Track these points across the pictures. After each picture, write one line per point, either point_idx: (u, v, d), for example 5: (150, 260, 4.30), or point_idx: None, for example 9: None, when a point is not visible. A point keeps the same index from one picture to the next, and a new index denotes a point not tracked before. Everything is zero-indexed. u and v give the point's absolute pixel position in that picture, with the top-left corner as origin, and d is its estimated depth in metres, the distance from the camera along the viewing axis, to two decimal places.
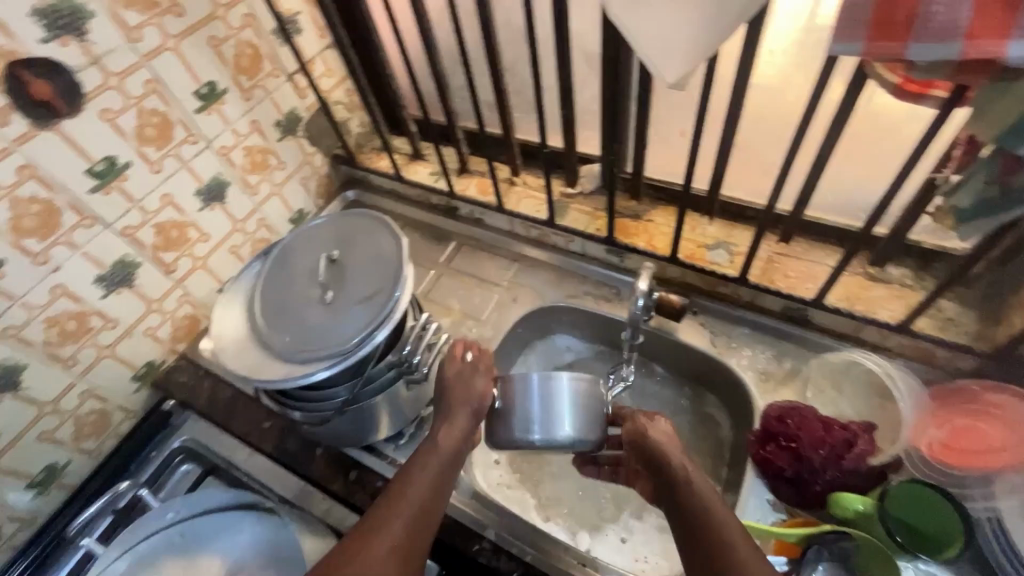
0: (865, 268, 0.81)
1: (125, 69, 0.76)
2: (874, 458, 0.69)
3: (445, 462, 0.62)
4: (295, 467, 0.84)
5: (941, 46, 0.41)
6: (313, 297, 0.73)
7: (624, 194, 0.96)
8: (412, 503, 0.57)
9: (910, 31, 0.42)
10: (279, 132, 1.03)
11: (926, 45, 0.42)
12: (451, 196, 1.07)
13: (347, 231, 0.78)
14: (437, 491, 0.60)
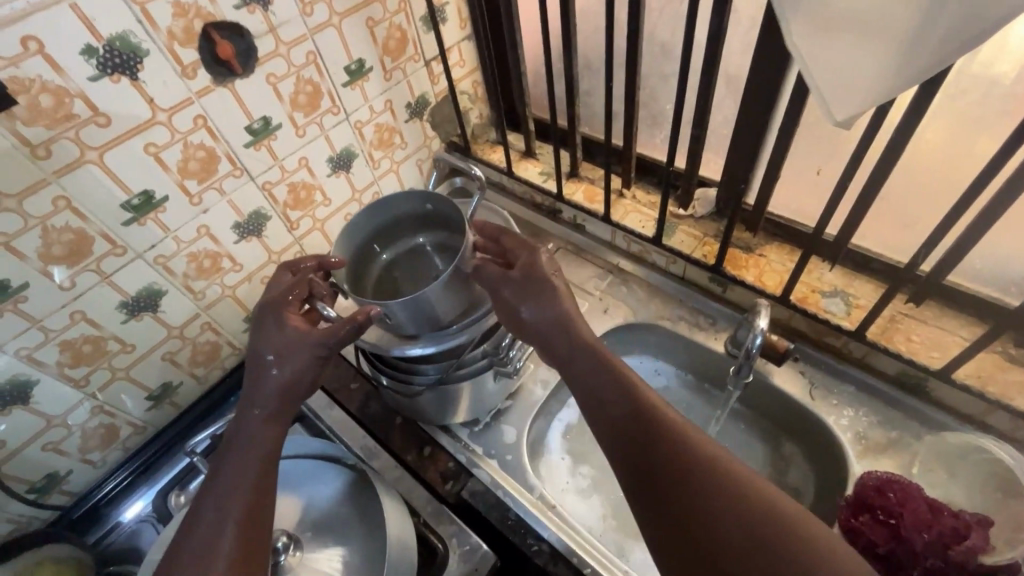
0: (1006, 348, 0.73)
1: (294, 39, 0.82)
2: (987, 556, 0.62)
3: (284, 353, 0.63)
4: (374, 430, 0.88)
5: None
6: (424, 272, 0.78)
7: (739, 224, 0.92)
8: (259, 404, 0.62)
9: None
10: (408, 113, 1.08)
11: None
12: (558, 198, 1.07)
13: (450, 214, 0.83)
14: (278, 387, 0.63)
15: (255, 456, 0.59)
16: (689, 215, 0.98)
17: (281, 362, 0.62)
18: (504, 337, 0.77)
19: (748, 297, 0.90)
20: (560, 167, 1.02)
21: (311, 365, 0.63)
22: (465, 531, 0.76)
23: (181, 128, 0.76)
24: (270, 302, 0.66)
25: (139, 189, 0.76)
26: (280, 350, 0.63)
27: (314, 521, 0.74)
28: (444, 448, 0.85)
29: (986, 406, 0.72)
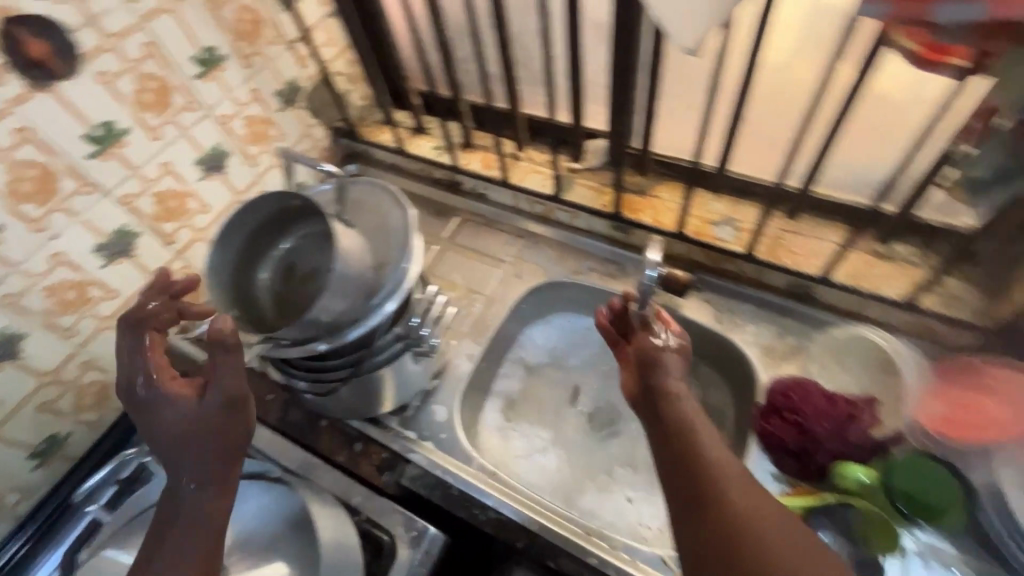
0: (872, 245, 0.81)
1: (122, 30, 0.74)
2: (876, 430, 0.71)
3: (190, 404, 0.57)
4: (299, 438, 0.84)
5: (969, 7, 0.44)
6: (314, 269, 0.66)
7: (631, 170, 0.95)
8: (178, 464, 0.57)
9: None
10: (280, 102, 1.01)
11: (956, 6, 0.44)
12: (455, 169, 1.06)
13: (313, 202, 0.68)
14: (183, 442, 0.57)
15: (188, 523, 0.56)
16: (584, 167, 0.99)
17: (175, 414, 0.57)
18: (413, 317, 0.75)
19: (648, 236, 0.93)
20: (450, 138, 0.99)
21: (214, 410, 0.57)
22: (411, 517, 0.74)
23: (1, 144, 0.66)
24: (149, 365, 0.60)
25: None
26: (169, 406, 0.57)
27: (245, 541, 0.70)
28: (376, 441, 0.82)
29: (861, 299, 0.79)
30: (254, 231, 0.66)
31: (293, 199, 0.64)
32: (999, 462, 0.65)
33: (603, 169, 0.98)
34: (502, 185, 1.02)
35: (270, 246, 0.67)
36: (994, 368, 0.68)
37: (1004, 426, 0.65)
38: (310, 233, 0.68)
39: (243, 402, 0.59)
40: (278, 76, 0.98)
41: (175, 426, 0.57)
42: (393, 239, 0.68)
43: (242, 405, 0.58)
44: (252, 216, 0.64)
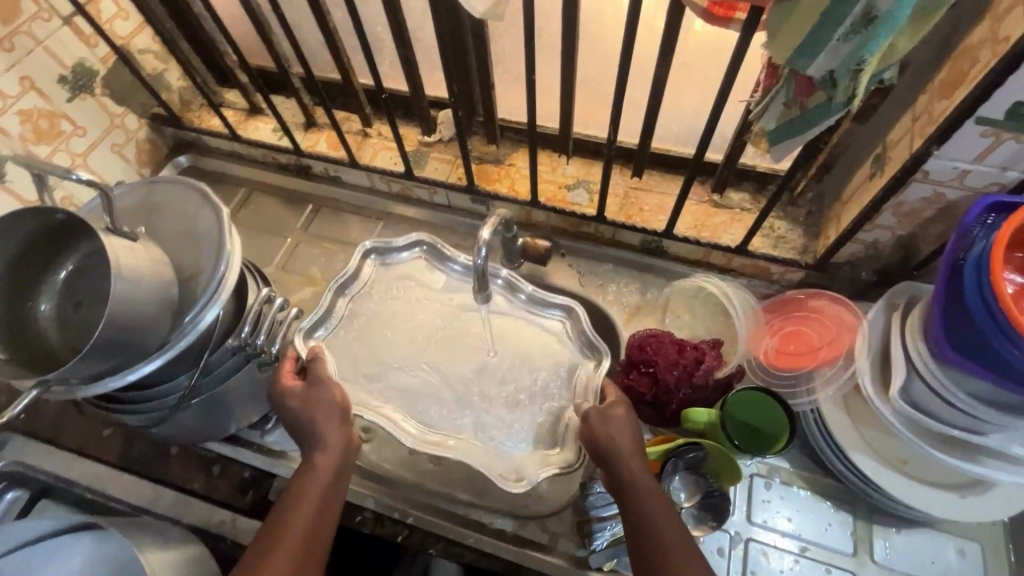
0: (710, 195, 0.85)
1: None
2: (719, 371, 0.74)
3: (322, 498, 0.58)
4: (144, 471, 0.76)
5: None
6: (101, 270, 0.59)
7: (483, 138, 0.92)
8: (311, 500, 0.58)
9: None
10: (68, 90, 0.85)
11: None
12: (299, 154, 0.96)
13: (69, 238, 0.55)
14: (320, 510, 0.58)
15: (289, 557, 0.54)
16: (437, 140, 0.94)
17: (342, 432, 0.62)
18: (248, 326, 0.66)
19: (584, 224, 0.88)
20: (330, 123, 0.89)
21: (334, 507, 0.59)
22: None
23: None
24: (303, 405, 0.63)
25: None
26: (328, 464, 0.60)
27: None
28: (234, 460, 0.76)
29: (785, 267, 0.80)
30: (18, 253, 0.54)
31: (56, 213, 0.52)
32: (820, 384, 0.70)
33: (523, 147, 0.92)
34: (403, 175, 0.92)
35: (41, 275, 0.58)
36: (816, 300, 0.75)
37: (822, 350, 0.72)
38: (90, 254, 0.59)
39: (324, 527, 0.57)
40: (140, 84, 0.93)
41: (309, 504, 0.57)
42: (205, 242, 0.61)
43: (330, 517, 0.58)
44: (4, 248, 0.53)
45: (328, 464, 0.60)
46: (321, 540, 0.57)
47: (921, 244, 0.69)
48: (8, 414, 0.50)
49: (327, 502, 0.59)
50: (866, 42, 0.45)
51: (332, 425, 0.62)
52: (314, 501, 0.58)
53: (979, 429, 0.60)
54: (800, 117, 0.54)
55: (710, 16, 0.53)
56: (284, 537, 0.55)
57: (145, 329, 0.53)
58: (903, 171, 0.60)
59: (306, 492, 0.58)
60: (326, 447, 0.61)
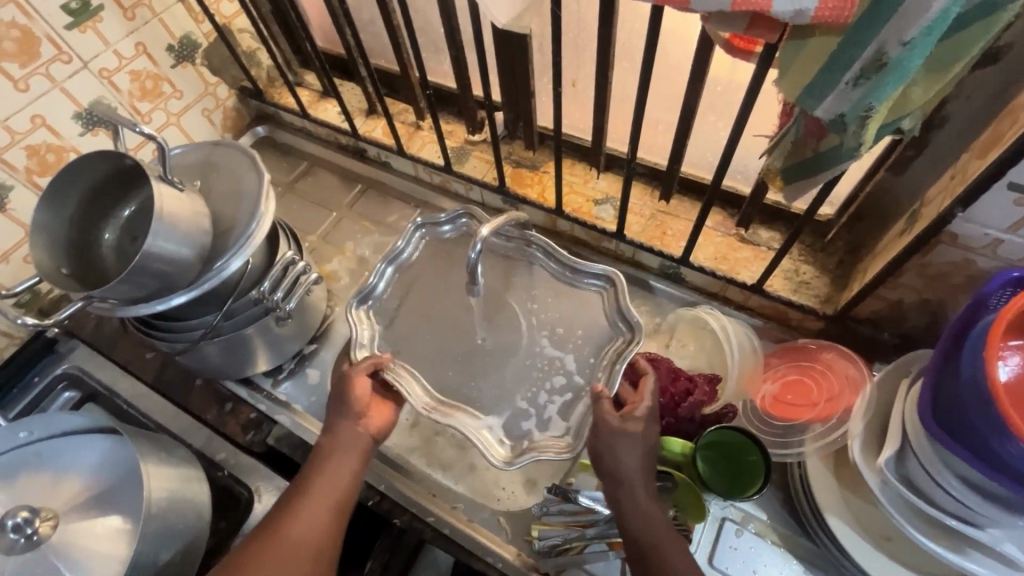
0: (737, 229, 0.83)
1: None
2: (709, 408, 0.72)
3: (336, 475, 0.64)
4: (172, 395, 0.86)
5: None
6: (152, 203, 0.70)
7: (523, 144, 0.95)
8: (325, 478, 0.64)
9: None
10: (173, 57, 0.98)
11: None
12: (356, 137, 1.04)
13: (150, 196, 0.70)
14: (336, 485, 0.64)
15: (307, 527, 0.61)
16: (481, 140, 0.99)
17: (361, 417, 0.68)
18: (269, 282, 0.74)
19: (605, 239, 0.89)
20: (385, 113, 0.96)
21: (349, 482, 0.65)
22: (271, 474, 0.77)
23: (7, 122, 0.81)
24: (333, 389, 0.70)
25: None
26: (341, 443, 0.66)
27: (97, 492, 0.68)
28: (247, 401, 0.85)
29: (802, 314, 0.77)
30: (94, 187, 0.66)
31: (125, 158, 0.63)
32: (810, 439, 0.67)
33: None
34: (443, 169, 0.98)
35: (111, 210, 0.70)
36: (827, 353, 0.71)
37: (819, 406, 0.69)
38: (151, 199, 0.70)
39: (339, 501, 0.63)
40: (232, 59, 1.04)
41: (324, 481, 0.64)
42: (245, 202, 0.70)
43: (347, 492, 0.64)
44: (83, 181, 0.64)
45: (342, 450, 0.66)
46: (337, 514, 0.63)
47: (948, 311, 0.64)
48: (57, 317, 0.62)
49: (343, 478, 0.65)
50: (875, 89, 0.44)
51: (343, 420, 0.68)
52: (325, 479, 0.64)
53: (975, 521, 0.55)
54: (813, 158, 0.53)
55: (731, 48, 0.52)
56: (298, 511, 0.61)
57: (172, 265, 0.62)
58: (928, 231, 0.57)
59: (321, 471, 0.64)
60: (335, 434, 0.67)
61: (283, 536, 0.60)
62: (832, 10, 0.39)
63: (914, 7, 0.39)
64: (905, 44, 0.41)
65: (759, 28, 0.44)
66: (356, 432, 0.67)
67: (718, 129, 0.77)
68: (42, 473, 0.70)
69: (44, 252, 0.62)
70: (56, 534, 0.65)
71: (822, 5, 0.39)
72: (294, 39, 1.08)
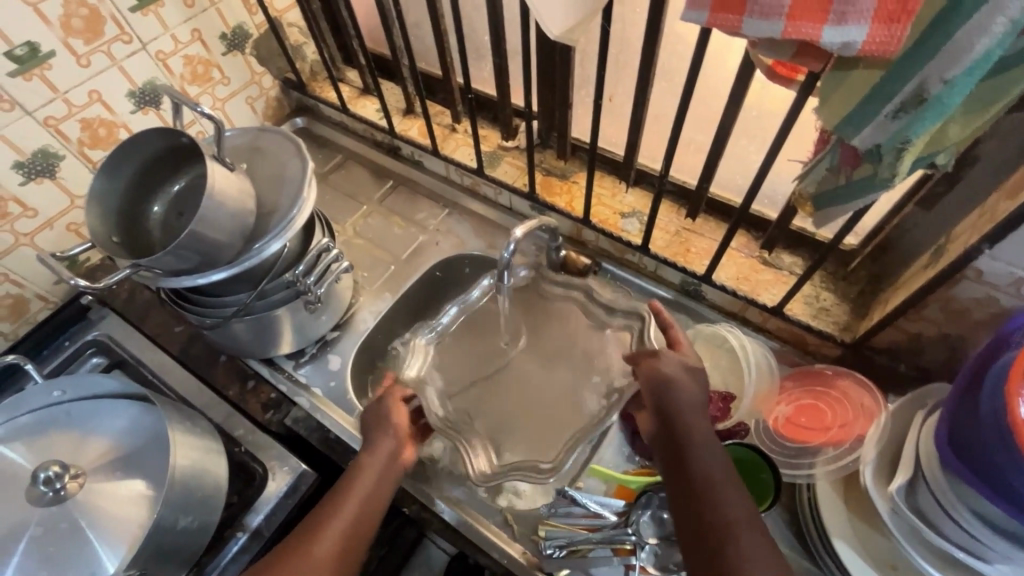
0: (760, 252, 0.84)
1: None
2: (721, 423, 0.73)
3: (368, 494, 0.65)
4: (196, 369, 0.88)
5: (852, 28, 0.40)
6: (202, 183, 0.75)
7: (554, 153, 0.98)
8: (358, 498, 0.65)
9: (827, 11, 0.40)
10: (225, 45, 1.02)
11: (839, 28, 0.40)
12: (392, 135, 1.07)
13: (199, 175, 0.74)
14: (370, 508, 0.65)
15: (331, 542, 0.60)
16: (514, 146, 1.01)
17: (397, 442, 0.71)
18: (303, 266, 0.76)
19: (629, 251, 0.91)
20: (423, 113, 0.99)
21: (376, 505, 0.66)
22: (285, 454, 0.79)
23: (67, 95, 0.84)
24: (373, 419, 0.74)
25: (34, 148, 0.83)
26: (372, 466, 0.68)
27: (123, 455, 0.70)
28: (267, 380, 0.87)
29: (820, 339, 0.78)
30: (147, 163, 0.70)
31: (183, 137, 0.68)
32: (820, 463, 0.68)
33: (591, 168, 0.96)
34: (474, 171, 1.00)
35: (161, 185, 0.74)
36: (842, 380, 0.73)
37: (831, 430, 0.69)
38: (197, 178, 0.74)
39: (367, 521, 0.64)
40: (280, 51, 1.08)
41: (357, 503, 0.64)
42: (288, 188, 0.73)
43: (374, 515, 0.65)
44: (138, 156, 0.69)
45: (371, 480, 0.67)
46: (356, 541, 0.62)
47: (968, 347, 0.65)
48: (106, 284, 0.65)
49: (376, 501, 0.66)
50: (913, 123, 0.46)
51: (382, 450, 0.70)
52: (360, 500, 0.65)
53: (983, 556, 0.56)
54: (845, 185, 0.55)
55: (772, 74, 0.54)
56: (327, 529, 0.61)
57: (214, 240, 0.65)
58: (954, 265, 0.58)
59: (356, 492, 0.65)
60: (371, 459, 0.69)
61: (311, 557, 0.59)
62: (878, 45, 0.40)
63: (955, 49, 0.40)
64: (946, 82, 0.42)
65: (804, 57, 0.46)
66: (391, 458, 0.70)
67: (750, 153, 0.79)
68: (69, 432, 0.72)
69: (95, 218, 0.66)
70: (82, 492, 0.67)
71: (869, 38, 0.40)
72: (341, 37, 1.12)
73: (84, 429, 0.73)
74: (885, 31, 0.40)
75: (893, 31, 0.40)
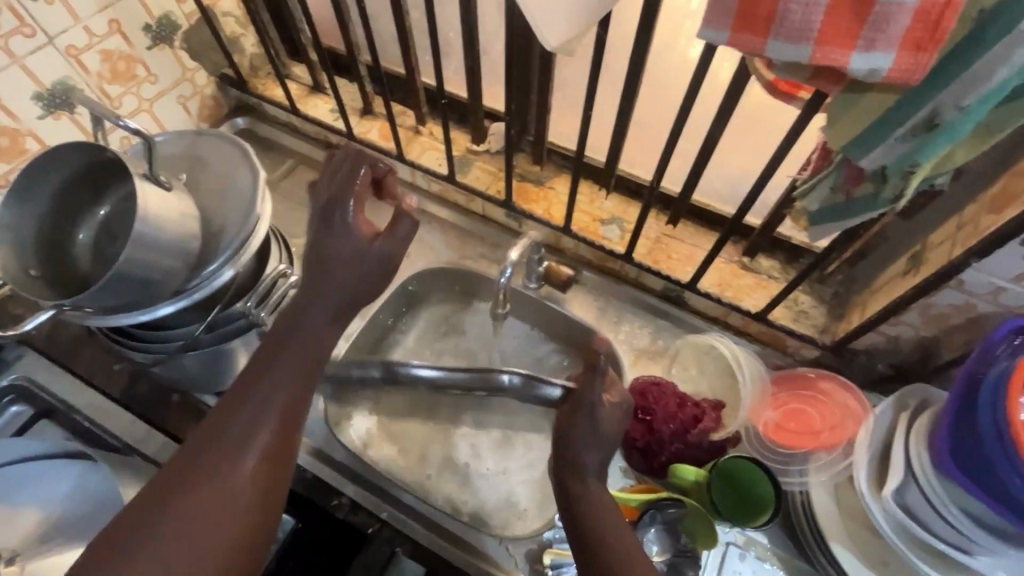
0: (739, 257, 0.85)
1: None
2: (716, 434, 0.74)
3: (274, 400, 0.51)
4: (143, 412, 0.78)
5: (878, 56, 0.39)
6: (132, 200, 0.64)
7: (528, 158, 0.93)
8: (258, 410, 0.50)
9: (856, 39, 0.39)
10: (150, 38, 0.89)
11: (866, 56, 0.39)
12: (350, 138, 0.99)
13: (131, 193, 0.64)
14: (283, 416, 0.51)
15: (245, 464, 0.48)
16: (484, 150, 0.96)
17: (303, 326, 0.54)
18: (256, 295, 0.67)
19: (610, 259, 0.89)
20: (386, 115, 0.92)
21: (284, 406, 0.51)
22: None
23: None
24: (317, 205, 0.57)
25: None
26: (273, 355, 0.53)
27: (71, 528, 0.62)
28: None
29: (801, 342, 0.80)
30: (68, 181, 0.60)
31: (105, 151, 0.57)
32: (814, 469, 0.70)
33: (566, 173, 0.93)
34: (445, 178, 0.94)
35: (86, 208, 0.63)
36: (825, 382, 0.75)
37: (822, 434, 0.71)
38: (130, 195, 0.64)
39: (280, 425, 0.51)
40: (216, 44, 0.97)
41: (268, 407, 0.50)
42: (235, 203, 0.64)
43: (284, 416, 0.51)
44: (56, 173, 0.58)
45: (289, 367, 0.52)
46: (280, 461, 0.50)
47: (942, 349, 0.68)
48: (25, 330, 0.54)
49: (292, 407, 0.52)
50: (922, 146, 0.46)
51: (314, 309, 0.55)
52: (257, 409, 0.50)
53: (966, 549, 0.59)
54: (844, 203, 0.55)
55: (773, 89, 0.53)
56: (226, 462, 0.47)
57: (156, 272, 0.56)
58: (938, 276, 0.60)
59: (249, 400, 0.50)
60: (281, 354, 0.53)
61: (231, 480, 0.47)
62: (905, 71, 0.39)
63: (973, 77, 0.40)
64: (960, 109, 0.42)
65: (820, 79, 0.44)
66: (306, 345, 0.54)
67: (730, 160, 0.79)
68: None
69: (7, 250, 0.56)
70: None
71: (895, 65, 0.39)
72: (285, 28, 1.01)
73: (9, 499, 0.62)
74: (911, 59, 0.39)
75: (918, 60, 0.39)
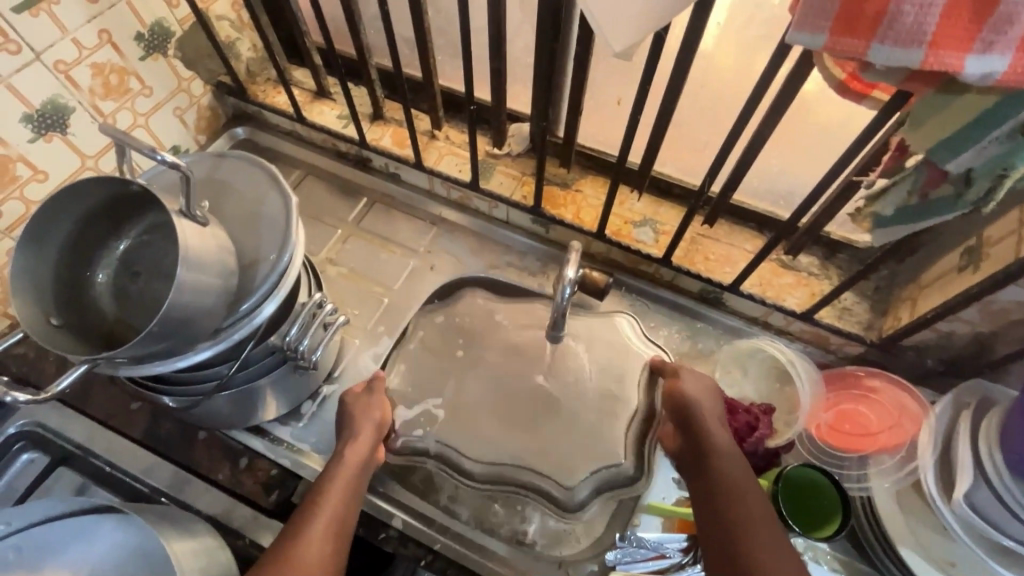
0: (779, 255, 0.83)
1: None
2: (771, 441, 0.72)
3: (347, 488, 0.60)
4: (168, 452, 0.74)
5: (993, 59, 0.36)
6: (156, 235, 0.60)
7: (553, 160, 0.90)
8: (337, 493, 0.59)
9: (972, 41, 0.36)
10: (143, 48, 0.82)
11: (982, 60, 0.36)
12: (363, 145, 0.94)
13: (153, 228, 0.59)
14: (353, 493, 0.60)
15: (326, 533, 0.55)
16: (505, 153, 0.92)
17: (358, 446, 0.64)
18: (291, 329, 0.65)
19: (644, 263, 0.86)
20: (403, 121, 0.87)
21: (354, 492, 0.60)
22: None
23: None
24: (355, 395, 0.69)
25: None
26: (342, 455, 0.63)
27: None
28: (261, 454, 0.74)
29: (846, 340, 0.79)
30: (84, 221, 0.54)
31: (129, 184, 0.52)
32: (874, 473, 0.69)
33: (593, 175, 0.89)
34: (467, 185, 0.90)
35: (102, 244, 0.58)
36: (873, 379, 0.74)
37: (878, 436, 0.71)
38: (150, 230, 0.59)
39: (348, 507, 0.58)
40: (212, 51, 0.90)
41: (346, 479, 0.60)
42: (268, 230, 0.60)
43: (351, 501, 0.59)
44: (73, 211, 0.53)
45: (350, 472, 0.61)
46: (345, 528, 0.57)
47: (998, 344, 0.67)
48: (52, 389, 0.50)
49: (359, 489, 0.61)
50: (1020, 148, 0.43)
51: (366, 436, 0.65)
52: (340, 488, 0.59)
53: None
54: (919, 205, 0.53)
55: (845, 89, 0.49)
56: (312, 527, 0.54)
57: (197, 315, 0.52)
58: (1006, 273, 0.58)
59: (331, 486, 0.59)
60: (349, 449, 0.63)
61: (308, 544, 0.53)
62: (1021, 73, 0.37)
63: None
64: None
65: (917, 82, 0.41)
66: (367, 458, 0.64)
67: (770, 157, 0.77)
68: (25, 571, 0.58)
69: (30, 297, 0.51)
70: None
71: (1013, 65, 0.36)
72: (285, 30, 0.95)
73: (38, 563, 0.59)
74: None
75: None
